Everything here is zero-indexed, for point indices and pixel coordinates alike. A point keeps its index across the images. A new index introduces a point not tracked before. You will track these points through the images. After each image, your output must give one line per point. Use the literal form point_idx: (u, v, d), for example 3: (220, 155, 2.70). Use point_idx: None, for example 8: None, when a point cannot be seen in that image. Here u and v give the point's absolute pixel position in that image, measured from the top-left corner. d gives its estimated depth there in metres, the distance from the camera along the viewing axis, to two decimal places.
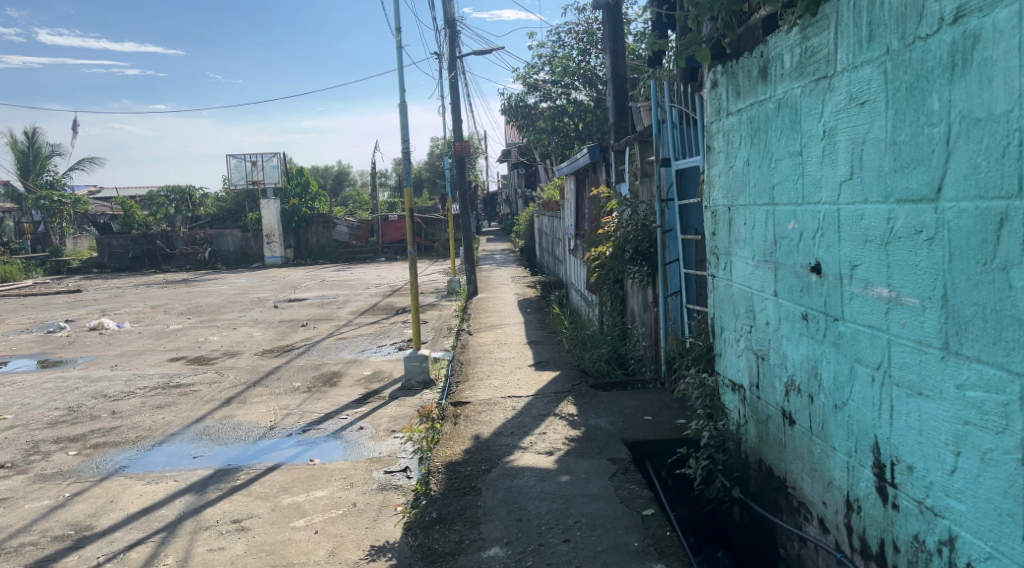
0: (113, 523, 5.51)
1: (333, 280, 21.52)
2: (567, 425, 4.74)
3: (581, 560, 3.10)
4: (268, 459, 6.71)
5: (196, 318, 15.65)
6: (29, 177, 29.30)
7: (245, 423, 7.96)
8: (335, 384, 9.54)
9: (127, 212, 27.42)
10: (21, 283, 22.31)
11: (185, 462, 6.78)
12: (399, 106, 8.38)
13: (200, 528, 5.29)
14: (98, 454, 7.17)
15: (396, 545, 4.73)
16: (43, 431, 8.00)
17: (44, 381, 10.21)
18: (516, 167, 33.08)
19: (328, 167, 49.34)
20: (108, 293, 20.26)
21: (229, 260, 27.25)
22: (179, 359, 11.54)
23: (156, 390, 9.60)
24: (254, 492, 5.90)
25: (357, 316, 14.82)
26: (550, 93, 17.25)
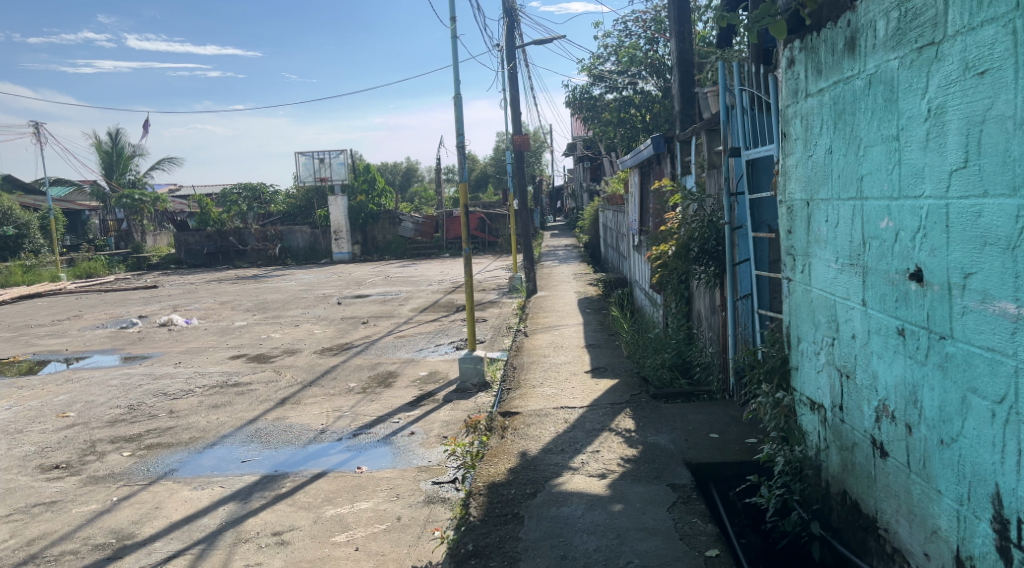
0: (157, 528, 5.13)
1: (397, 276, 21.45)
2: (623, 443, 4.32)
3: None
4: (315, 466, 6.45)
5: (262, 314, 15.71)
6: (113, 176, 30.24)
7: (295, 426, 7.73)
8: (390, 384, 9.30)
9: (203, 210, 28.03)
10: (104, 279, 22.98)
11: (234, 466, 6.56)
12: (453, 98, 8.03)
13: (239, 541, 4.95)
14: (151, 454, 6.96)
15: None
16: (102, 429, 7.80)
17: (111, 377, 10.26)
18: (583, 161, 32.57)
19: (396, 164, 49.62)
20: (181, 289, 20.61)
21: (298, 256, 27.43)
22: (240, 356, 11.49)
23: (214, 389, 9.53)
24: (297, 502, 5.61)
25: (418, 314, 14.60)
26: (616, 84, 16.81)
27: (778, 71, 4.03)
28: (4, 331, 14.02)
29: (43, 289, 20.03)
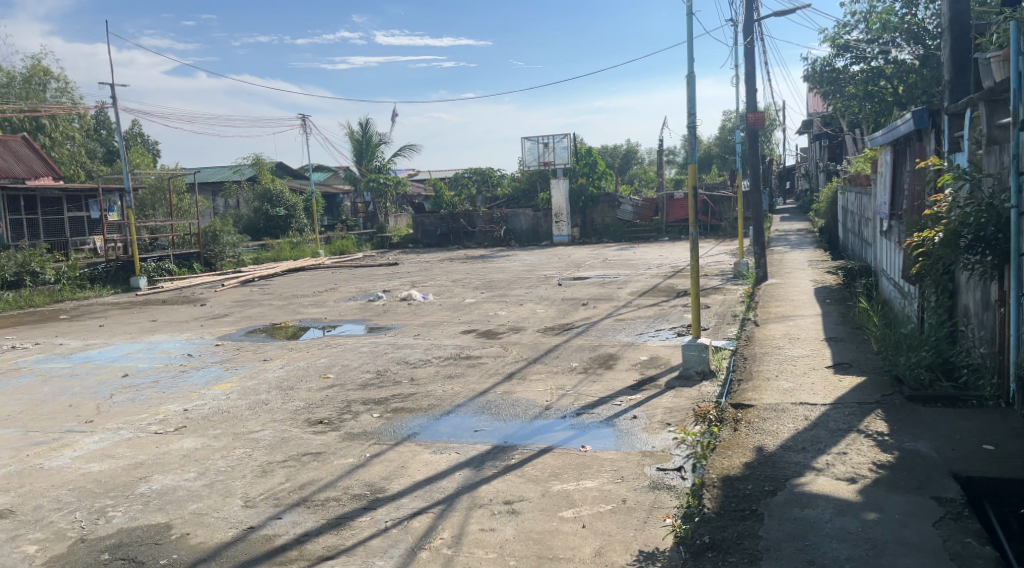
0: (403, 484, 5.50)
1: (617, 258, 21.44)
2: (875, 446, 3.96)
3: None
4: (541, 441, 6.60)
5: (489, 292, 16.41)
6: (362, 161, 32.98)
7: (522, 401, 7.96)
8: (612, 366, 9.31)
9: (438, 193, 29.79)
10: (352, 256, 25.17)
11: (468, 434, 6.89)
12: (687, 77, 7.80)
13: (474, 506, 5.12)
14: (396, 418, 7.48)
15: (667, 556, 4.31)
16: (355, 391, 8.51)
17: (361, 344, 11.20)
18: (820, 138, 30.47)
19: (617, 147, 49.46)
20: (417, 266, 22.06)
21: (521, 238, 28.34)
22: (470, 331, 12.07)
23: (448, 360, 10.10)
24: (526, 474, 5.77)
25: (639, 297, 14.49)
26: (864, 54, 15.50)
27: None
28: (273, 299, 15.81)
29: (303, 263, 22.32)
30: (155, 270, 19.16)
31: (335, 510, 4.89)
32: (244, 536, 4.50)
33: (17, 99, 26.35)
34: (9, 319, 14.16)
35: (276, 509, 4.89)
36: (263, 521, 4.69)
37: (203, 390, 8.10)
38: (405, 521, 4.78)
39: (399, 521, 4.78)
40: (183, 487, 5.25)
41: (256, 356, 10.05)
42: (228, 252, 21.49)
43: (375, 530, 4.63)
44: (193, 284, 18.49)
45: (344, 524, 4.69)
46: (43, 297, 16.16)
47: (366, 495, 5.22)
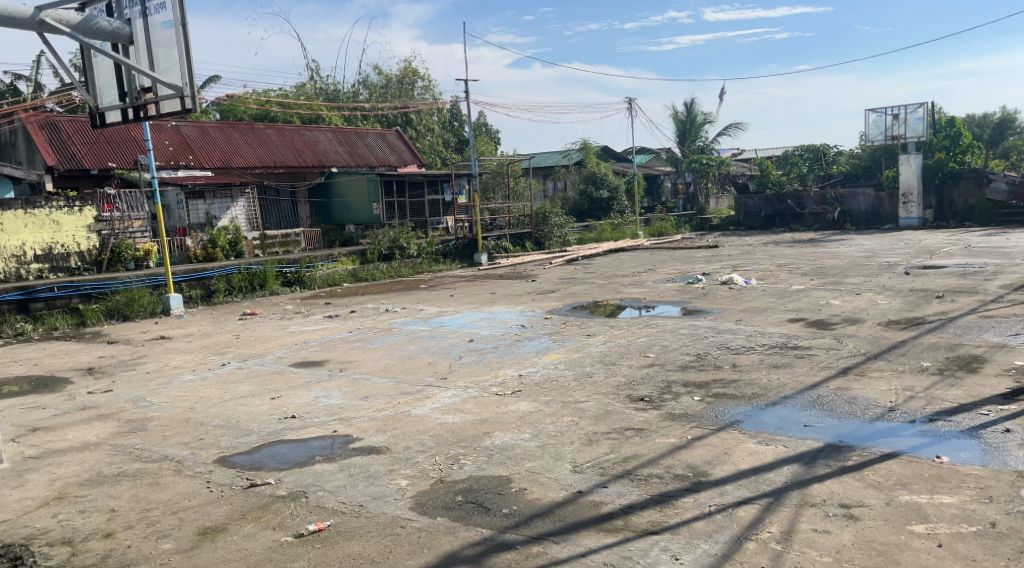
0: (730, 469, 5.27)
1: (981, 247, 18.57)
2: None
3: None
4: (885, 445, 5.91)
5: (821, 279, 15.24)
6: (686, 143, 32.61)
7: (860, 399, 7.23)
8: (975, 370, 8.08)
9: (764, 173, 28.55)
10: (674, 238, 25.02)
11: (796, 428, 6.36)
12: None
13: (806, 504, 4.73)
14: (718, 404, 7.03)
15: None
16: (676, 371, 8.26)
17: (682, 325, 11.00)
18: None
19: (985, 117, 42.63)
20: (741, 250, 21.22)
21: (859, 221, 25.74)
22: (799, 320, 11.31)
23: (774, 349, 9.54)
24: (866, 478, 5.20)
25: (1010, 292, 12.40)
26: None
27: None
28: (598, 278, 16.30)
29: (625, 244, 22.68)
30: (493, 247, 20.91)
31: (659, 487, 4.88)
32: (574, 498, 4.68)
33: (391, 98, 30.32)
34: (379, 285, 16.37)
35: (603, 477, 5.01)
36: (591, 488, 4.84)
37: (535, 358, 8.66)
38: (731, 508, 4.61)
39: (725, 508, 4.62)
40: (520, 445, 5.61)
41: (583, 331, 10.42)
42: (556, 232, 22.55)
43: (700, 513, 4.53)
44: (525, 260, 19.83)
45: (668, 503, 4.66)
46: (406, 268, 18.49)
47: (690, 475, 5.12)
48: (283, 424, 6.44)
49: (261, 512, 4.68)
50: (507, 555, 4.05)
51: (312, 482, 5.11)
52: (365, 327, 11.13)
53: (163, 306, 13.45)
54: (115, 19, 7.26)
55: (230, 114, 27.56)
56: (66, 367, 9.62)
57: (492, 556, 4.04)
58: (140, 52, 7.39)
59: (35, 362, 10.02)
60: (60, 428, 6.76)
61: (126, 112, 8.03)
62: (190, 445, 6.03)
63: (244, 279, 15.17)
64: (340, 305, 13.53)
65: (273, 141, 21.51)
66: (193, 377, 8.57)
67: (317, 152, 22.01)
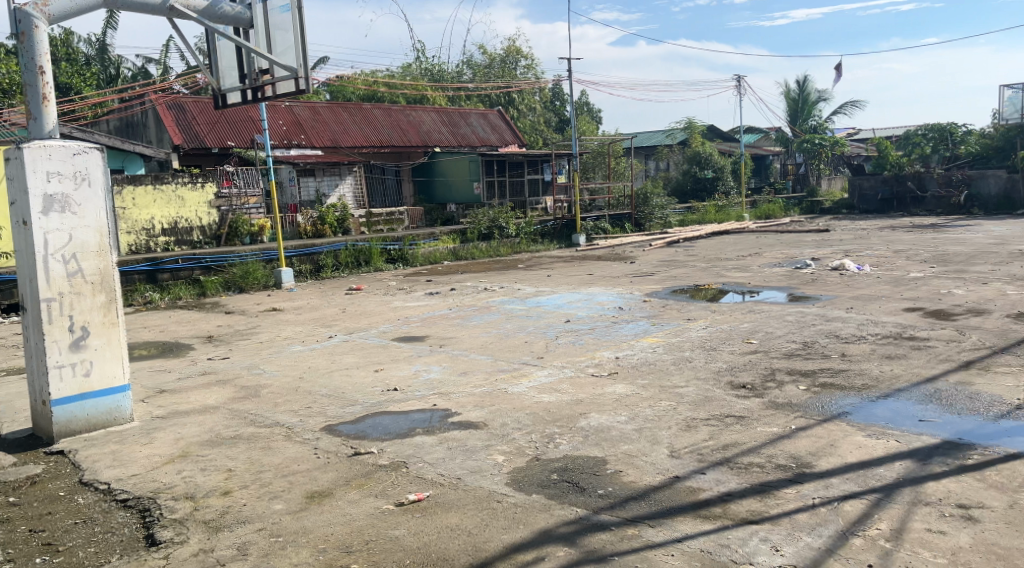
0: (838, 461, 4.63)
1: None
2: None
3: None
4: (1011, 445, 4.78)
5: (939, 266, 12.78)
6: (798, 122, 30.99)
7: (984, 394, 5.81)
8: None
9: (881, 153, 26.49)
10: (782, 221, 23.61)
11: (909, 424, 5.26)
12: None
13: (917, 502, 4.05)
14: (825, 394, 6.04)
15: None
16: (782, 359, 7.18)
17: (787, 312, 9.44)
18: None
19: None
20: (853, 234, 19.02)
21: (987, 205, 23.53)
22: (915, 309, 9.26)
23: (888, 339, 7.79)
24: (988, 478, 4.30)
25: None
26: None
27: None
28: (701, 261, 15.36)
29: (730, 228, 21.58)
30: (593, 228, 20.75)
31: (759, 476, 4.50)
32: (673, 483, 4.49)
33: (494, 77, 30.45)
34: (476, 265, 16.48)
35: (701, 464, 4.75)
36: (689, 473, 4.62)
37: (633, 340, 8.33)
38: (837, 501, 4.12)
39: (830, 500, 4.13)
40: (616, 427, 5.50)
41: (681, 314, 9.72)
42: (656, 214, 22.12)
43: (803, 505, 4.10)
44: (623, 243, 19.54)
45: (770, 492, 4.28)
46: (505, 248, 18.60)
47: (793, 465, 4.63)
48: (384, 396, 6.63)
49: (363, 480, 4.84)
50: (601, 535, 3.97)
51: (411, 453, 5.24)
52: (464, 305, 11.27)
53: (276, 280, 14.01)
54: (239, 3, 7.41)
55: (339, 96, 28.50)
56: (187, 334, 10.21)
57: (586, 536, 3.97)
58: (259, 37, 7.60)
59: (158, 329, 10.66)
60: (182, 392, 7.18)
61: (245, 92, 8.42)
62: (297, 413, 6.29)
63: (351, 255, 15.62)
64: (439, 284, 13.70)
65: (380, 120, 22.04)
66: (299, 348, 8.91)
67: (421, 133, 22.39)
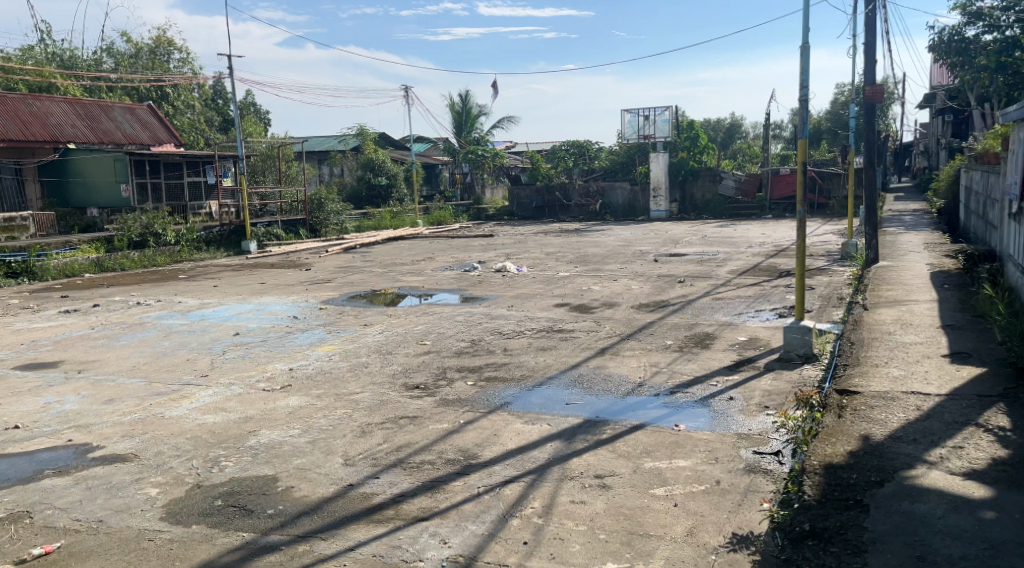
0: (499, 450, 5.03)
1: (716, 234, 19.64)
2: (992, 443, 4.08)
3: None
4: (635, 418, 5.60)
5: (583, 265, 14.47)
6: (462, 134, 32.74)
7: (617, 376, 6.72)
8: (727, 332, 8.29)
9: (534, 165, 29.23)
10: (450, 226, 24.77)
11: (559, 407, 5.89)
12: (803, 49, 6.86)
13: (564, 478, 4.56)
14: (489, 387, 6.52)
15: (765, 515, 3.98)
16: (451, 358, 7.59)
17: (455, 312, 10.00)
18: (940, 113, 28.16)
19: (721, 120, 45.01)
20: (513, 239, 20.63)
21: (618, 212, 27.10)
22: (564, 304, 10.38)
23: (542, 332, 8.64)
24: (619, 449, 4.99)
25: (751, 265, 13.48)
26: (999, 23, 13.30)
27: None
28: (375, 266, 15.59)
29: (402, 233, 22.11)
30: (264, 234, 19.91)
31: (429, 473, 4.73)
32: (345, 492, 4.54)
33: (144, 70, 27.81)
34: (130, 277, 14.94)
35: (373, 469, 4.85)
36: (361, 480, 4.70)
37: (307, 350, 8.21)
38: (497, 487, 4.48)
39: (492, 487, 4.48)
40: (288, 442, 5.39)
41: (356, 320, 9.80)
42: (332, 219, 22.00)
43: (468, 495, 4.39)
44: (296, 250, 19.03)
45: (437, 488, 4.53)
46: (163, 256, 17.04)
47: (459, 458, 4.94)
48: (12, 436, 5.74)
49: None
50: (269, 557, 3.87)
51: (47, 499, 4.62)
52: (117, 322, 10.18)
53: None
54: None
55: None
56: None
57: (253, 560, 3.85)
58: None
59: None
60: None
61: None
62: None
63: None
64: (83, 299, 12.18)
65: None
66: None
67: (49, 126, 19.32)
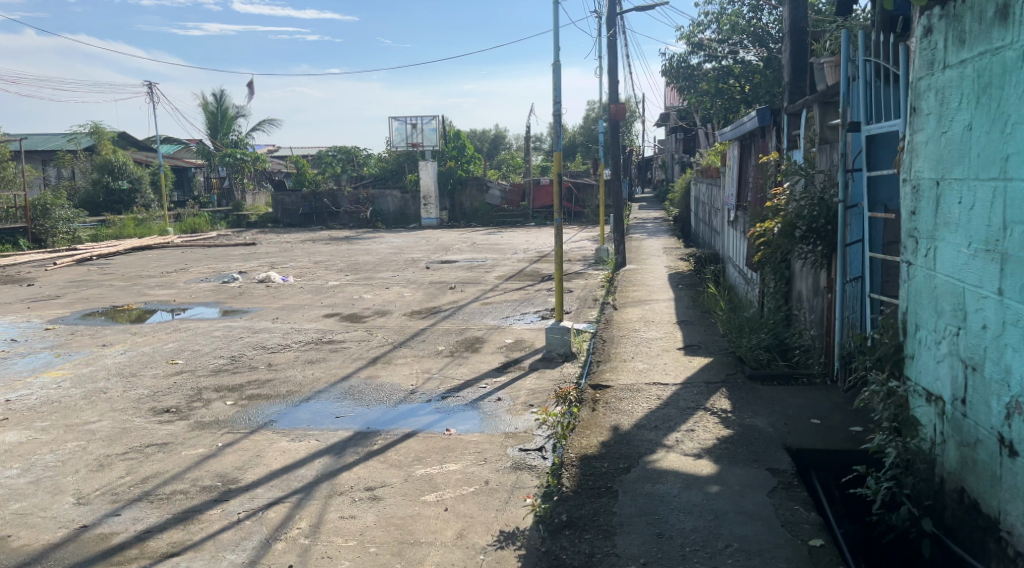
0: (262, 472, 4.83)
1: (483, 241, 20.27)
2: (719, 423, 4.62)
3: None
4: (406, 425, 5.64)
5: (352, 274, 14.27)
6: (218, 136, 30.89)
7: (387, 384, 6.72)
8: (493, 335, 8.60)
9: (299, 171, 28.36)
10: (207, 235, 23.26)
11: (328, 421, 5.78)
12: (553, 66, 7.32)
13: (334, 493, 4.49)
14: (251, 406, 6.23)
15: (528, 509, 4.19)
16: (208, 377, 7.14)
17: (214, 327, 9.42)
18: (675, 132, 31.31)
19: (485, 131, 46.50)
20: (278, 247, 19.83)
21: (388, 219, 26.86)
22: (333, 314, 10.18)
23: (309, 344, 8.41)
24: (389, 459, 5.00)
25: (515, 270, 14.07)
26: (716, 53, 15.01)
27: (827, 148, 5.50)
28: (119, 280, 14.22)
29: (151, 242, 20.39)
30: None
31: (181, 504, 4.42)
32: (79, 535, 4.11)
33: None
34: None
35: (115, 505, 4.45)
36: (100, 519, 4.28)
37: (32, 377, 7.30)
38: (260, 511, 4.30)
39: (253, 512, 4.29)
40: (8, 485, 4.77)
41: (95, 341, 8.89)
42: (61, 227, 19.82)
43: (227, 523, 4.17)
44: (19, 263, 16.83)
45: (192, 519, 4.25)
46: None
47: (217, 484, 4.68)
48: None
49: None
50: None
51: None
52: None
53: None
54: None
55: None
56: None
57: None
58: None
59: None
60: None
61: None
62: None
63: None
64: None
65: None
66: None
67: None
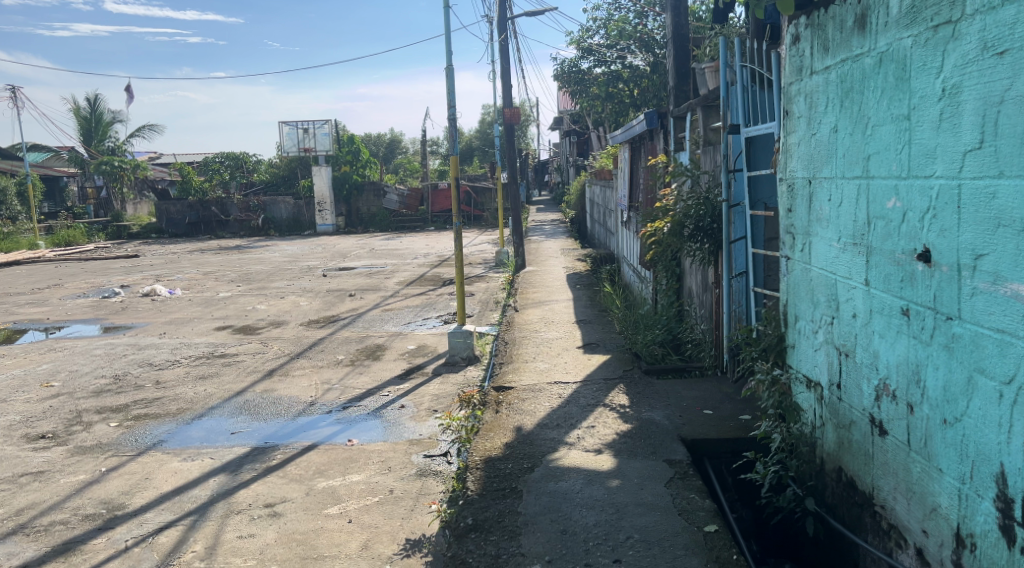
0: (151, 495, 4.62)
1: (382, 246, 20.01)
2: (618, 418, 4.75)
3: (648, 560, 3.20)
4: (306, 439, 5.51)
5: (245, 284, 13.79)
6: (91, 143, 29.21)
7: (285, 397, 6.55)
8: (393, 343, 8.49)
9: (184, 179, 27.22)
10: (83, 247, 21.94)
11: (223, 438, 5.59)
12: (448, 70, 7.34)
13: (231, 512, 4.35)
14: (139, 426, 5.95)
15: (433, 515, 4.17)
16: (88, 399, 6.76)
17: (94, 346, 8.91)
18: (568, 135, 32.01)
19: (380, 135, 46.01)
20: (163, 259, 18.98)
21: (282, 227, 26.22)
22: (226, 327, 9.82)
23: (201, 359, 8.09)
24: (289, 473, 4.88)
25: (413, 276, 13.92)
26: (605, 57, 15.45)
27: (710, 148, 5.75)
28: None
29: (20, 258, 19.05)
30: None
31: (61, 535, 4.18)
32: None
33: None
34: None
35: None
36: None
37: None
38: (150, 537, 4.12)
39: (143, 538, 4.10)
40: None
41: None
42: None
43: (113, 552, 3.98)
44: None
45: (74, 550, 4.03)
46: None
47: (101, 511, 4.44)
48: None
49: None
50: None
51: None
52: None
53: None
54: None
55: None
56: None
57: None
58: None
59: None
60: None
61: None
62: None
63: None
64: None
65: None
66: None
67: None
